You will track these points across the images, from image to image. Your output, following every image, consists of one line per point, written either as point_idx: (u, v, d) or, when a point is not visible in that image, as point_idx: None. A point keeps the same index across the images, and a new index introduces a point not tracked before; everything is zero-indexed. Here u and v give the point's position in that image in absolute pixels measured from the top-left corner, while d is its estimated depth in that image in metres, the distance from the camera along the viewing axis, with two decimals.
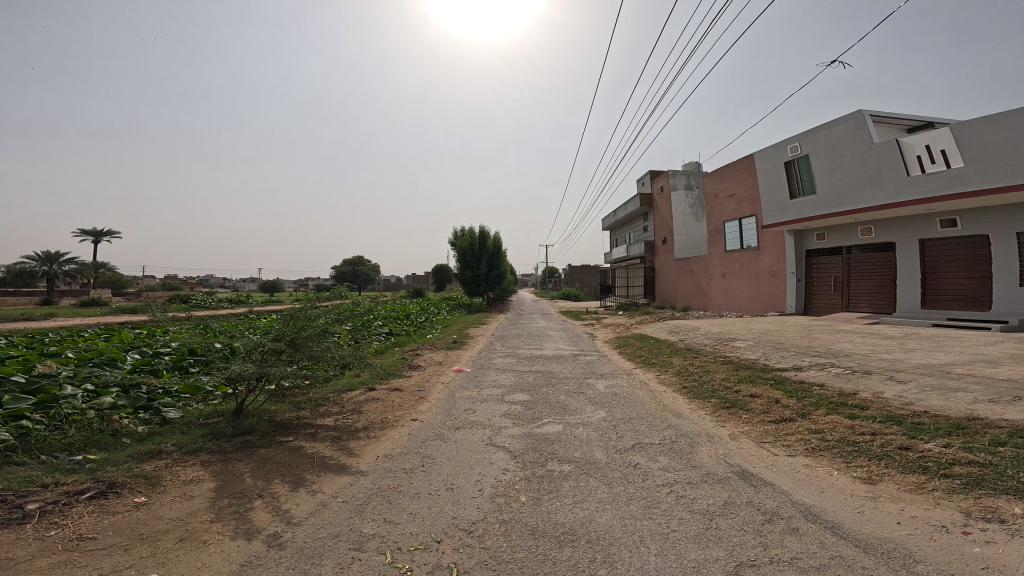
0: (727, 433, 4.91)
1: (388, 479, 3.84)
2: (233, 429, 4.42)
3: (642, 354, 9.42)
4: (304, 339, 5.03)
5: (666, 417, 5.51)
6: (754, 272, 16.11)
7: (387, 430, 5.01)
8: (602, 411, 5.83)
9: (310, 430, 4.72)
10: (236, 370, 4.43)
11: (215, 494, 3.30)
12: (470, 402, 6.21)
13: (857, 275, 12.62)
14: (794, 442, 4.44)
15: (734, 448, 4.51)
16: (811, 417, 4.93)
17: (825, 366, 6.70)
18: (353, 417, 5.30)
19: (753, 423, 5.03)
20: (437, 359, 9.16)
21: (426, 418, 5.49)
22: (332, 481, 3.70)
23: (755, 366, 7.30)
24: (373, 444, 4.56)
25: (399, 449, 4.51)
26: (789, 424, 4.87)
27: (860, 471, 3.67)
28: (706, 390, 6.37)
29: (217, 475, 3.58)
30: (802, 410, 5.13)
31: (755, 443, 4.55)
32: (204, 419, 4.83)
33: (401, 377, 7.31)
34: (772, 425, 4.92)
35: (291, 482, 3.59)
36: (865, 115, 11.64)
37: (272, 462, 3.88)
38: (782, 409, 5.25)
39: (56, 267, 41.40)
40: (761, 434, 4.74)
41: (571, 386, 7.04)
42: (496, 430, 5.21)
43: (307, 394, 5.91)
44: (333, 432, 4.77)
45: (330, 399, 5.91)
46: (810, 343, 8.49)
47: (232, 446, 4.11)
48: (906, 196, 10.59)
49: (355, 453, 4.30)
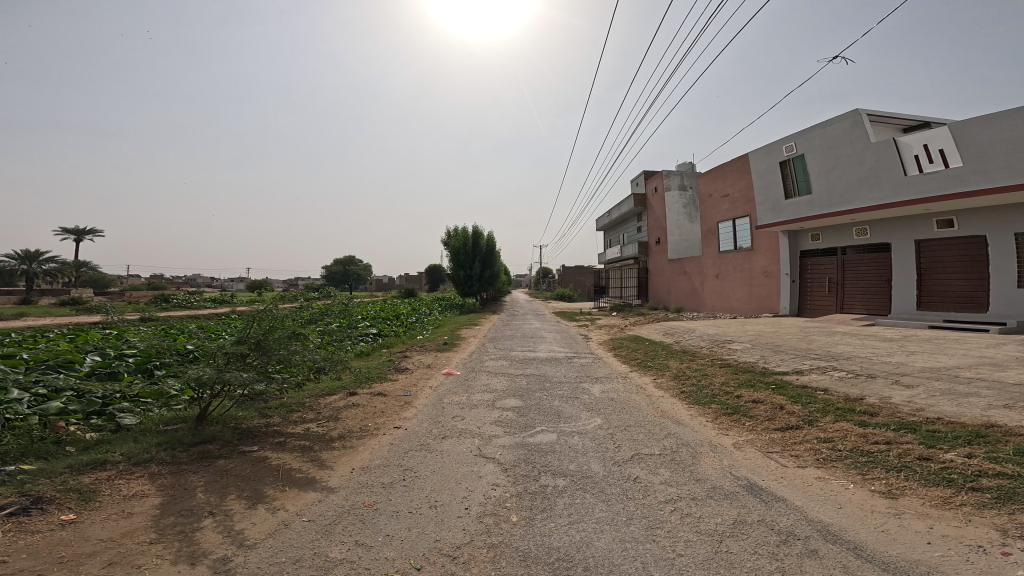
0: (731, 442, 4.64)
1: (363, 496, 3.48)
2: (193, 438, 4.03)
3: (637, 356, 9.16)
4: (272, 342, 4.67)
5: (665, 425, 5.23)
6: (748, 273, 15.98)
7: (366, 439, 4.65)
8: (598, 417, 5.53)
9: (279, 440, 4.34)
10: (193, 376, 4.05)
11: (158, 512, 2.92)
12: (459, 408, 5.87)
13: (851, 275, 12.52)
14: (803, 452, 4.18)
15: (739, 460, 4.23)
16: (819, 424, 4.68)
17: (827, 369, 6.47)
18: (329, 425, 4.93)
19: (758, 431, 4.77)
20: (426, 362, 8.81)
21: (410, 425, 5.14)
22: (298, 497, 3.33)
23: (755, 369, 7.08)
24: (349, 456, 4.20)
25: (377, 462, 4.15)
26: (796, 431, 4.62)
27: (878, 484, 3.43)
28: (705, 395, 6.11)
29: (164, 490, 3.19)
30: (809, 417, 4.88)
31: (762, 453, 4.29)
32: (164, 426, 4.45)
33: (387, 381, 6.95)
34: (778, 433, 4.66)
35: (250, 498, 3.22)
36: (862, 114, 11.53)
37: (231, 475, 3.50)
38: (786, 416, 5.01)
39: (35, 266, 39.95)
40: (767, 443, 4.48)
41: (565, 391, 6.73)
42: (486, 439, 4.87)
43: (281, 399, 5.52)
44: (306, 441, 4.39)
45: (306, 404, 5.52)
46: (809, 345, 8.30)
47: (187, 457, 3.71)
48: (903, 196, 10.52)
49: (328, 465, 3.93)
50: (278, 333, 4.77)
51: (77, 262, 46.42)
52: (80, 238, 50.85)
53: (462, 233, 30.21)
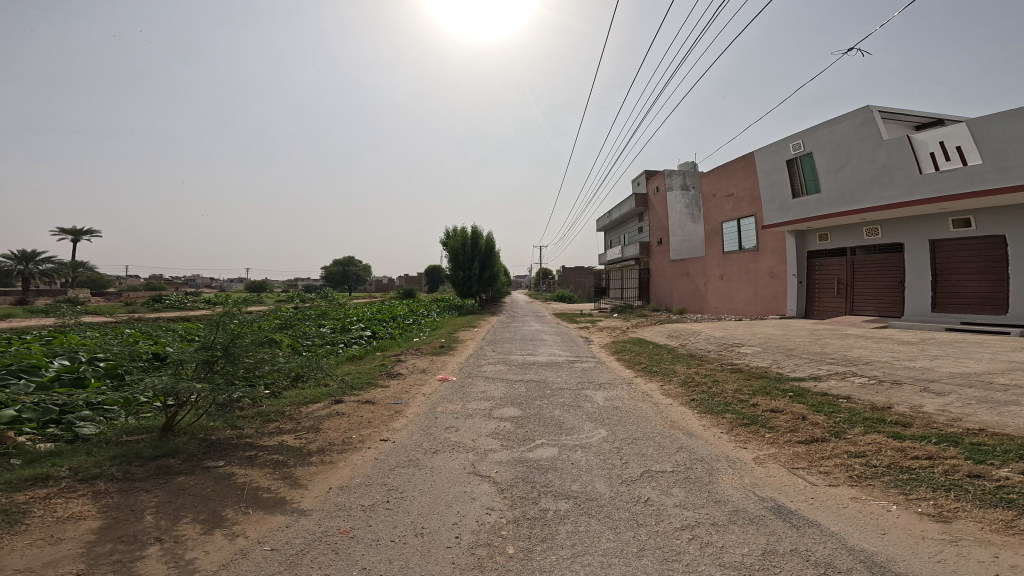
0: (751, 456, 4.24)
1: (338, 520, 3.08)
2: (153, 451, 3.63)
3: (641, 360, 8.75)
4: (241, 348, 4.28)
5: (676, 437, 4.84)
6: (753, 273, 15.57)
7: (348, 453, 4.24)
8: (604, 429, 5.13)
9: (250, 453, 3.94)
10: (151, 386, 3.66)
11: (92, 538, 2.52)
12: (453, 418, 5.46)
13: (861, 276, 12.12)
14: (832, 469, 3.79)
15: (762, 477, 3.83)
16: (847, 437, 4.28)
17: (847, 375, 6.07)
18: (310, 436, 4.53)
19: (780, 444, 4.38)
20: (421, 366, 8.39)
21: (399, 438, 4.73)
22: (263, 521, 2.94)
23: (768, 375, 6.66)
24: (327, 473, 3.79)
25: (357, 480, 3.74)
26: (822, 445, 4.23)
27: (926, 506, 3.10)
28: (718, 404, 5.70)
29: (107, 512, 2.79)
30: (835, 428, 4.49)
31: (787, 470, 3.89)
32: (127, 436, 4.07)
33: (378, 388, 6.55)
34: (802, 447, 4.26)
35: (206, 521, 2.83)
36: (873, 110, 11.16)
37: (188, 495, 3.10)
38: (810, 428, 4.60)
39: (31, 266, 39.39)
40: (791, 458, 4.08)
41: (567, 398, 6.32)
42: (482, 454, 4.47)
43: (258, 408, 5.13)
44: (279, 456, 3.99)
45: (286, 413, 5.12)
46: (823, 348, 7.89)
47: (143, 473, 3.32)
48: (918, 194, 10.11)
49: (302, 484, 3.53)
50: (248, 338, 4.38)
51: (74, 262, 45.93)
52: (78, 238, 50.53)
53: (461, 232, 29.85)
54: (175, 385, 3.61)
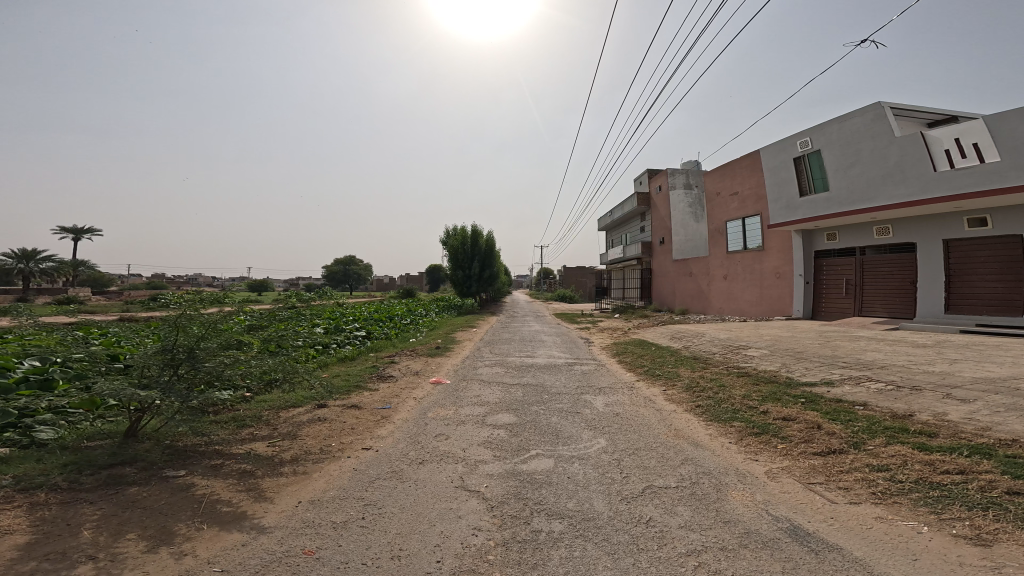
0: (763, 470, 3.91)
1: (303, 539, 2.77)
2: (109, 459, 3.35)
3: (643, 363, 8.41)
4: (205, 349, 3.97)
5: (681, 448, 4.51)
6: (758, 274, 15.20)
7: (324, 463, 3.94)
8: (603, 438, 4.81)
9: (216, 462, 3.64)
10: (102, 390, 3.35)
11: (15, 557, 2.27)
12: (444, 425, 5.15)
13: (871, 276, 11.74)
14: (853, 485, 3.46)
15: (776, 494, 3.50)
16: (867, 449, 3.95)
17: (861, 380, 5.73)
18: (285, 444, 4.22)
19: (795, 457, 4.04)
20: (414, 368, 8.07)
21: (383, 447, 4.41)
22: (217, 539, 2.64)
23: (778, 380, 6.31)
24: (299, 485, 3.49)
25: (331, 493, 3.43)
26: (840, 457, 3.90)
27: (962, 527, 2.76)
28: (725, 411, 5.37)
29: (39, 526, 2.52)
30: (853, 439, 4.15)
31: (802, 486, 3.56)
32: (86, 441, 3.79)
33: (366, 392, 6.24)
34: (818, 459, 3.93)
35: (151, 538, 2.55)
36: (885, 106, 10.79)
37: (137, 508, 2.82)
38: (826, 438, 4.27)
39: (31, 265, 39.12)
40: (807, 472, 3.75)
41: (565, 404, 6.00)
42: (471, 465, 4.15)
43: (234, 413, 4.83)
44: (248, 465, 3.69)
45: (262, 419, 4.82)
46: (834, 351, 7.53)
47: (92, 482, 3.03)
48: (932, 193, 9.75)
49: (268, 497, 3.24)
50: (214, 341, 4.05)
51: (74, 261, 45.62)
52: (79, 237, 50.52)
53: (461, 232, 29.52)
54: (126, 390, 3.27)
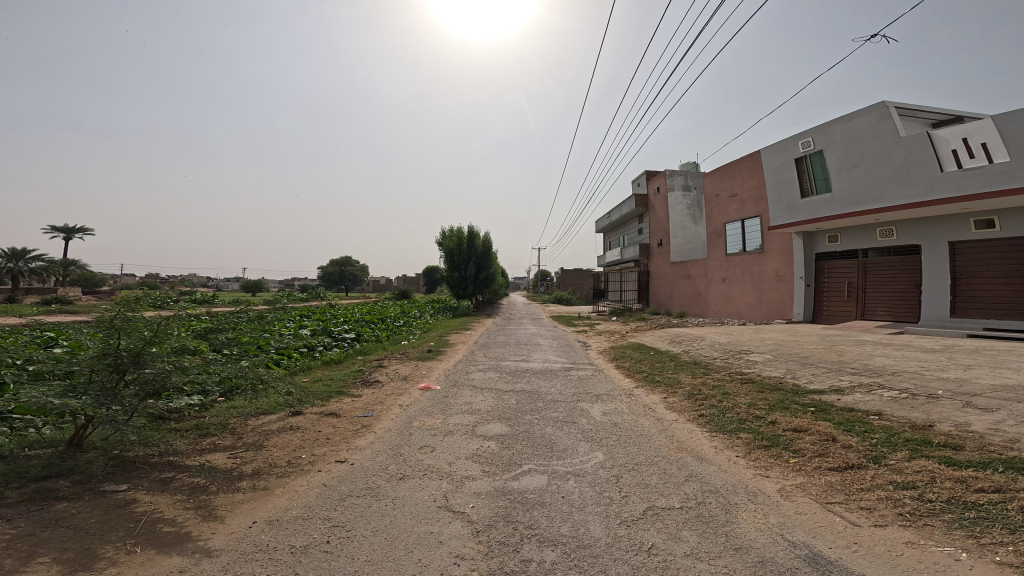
0: (776, 488, 3.58)
1: (250, 567, 2.46)
2: (39, 473, 3.04)
3: (642, 369, 8.08)
4: (153, 354, 3.58)
5: (684, 462, 4.20)
6: (758, 276, 14.96)
7: (290, 478, 3.59)
8: (600, 451, 4.48)
9: (165, 476, 3.32)
10: (21, 399, 2.96)
11: None
12: (431, 435, 4.80)
13: (874, 279, 11.50)
14: (876, 504, 3.14)
15: (791, 516, 3.17)
16: (889, 464, 3.63)
17: (873, 388, 5.43)
18: (249, 455, 3.89)
19: (810, 473, 3.72)
20: (402, 373, 7.68)
21: (362, 460, 4.06)
22: (146, 569, 2.34)
23: (784, 387, 6.00)
24: (257, 502, 3.17)
25: (294, 512, 3.10)
26: (859, 474, 3.58)
27: (1007, 554, 2.44)
28: (730, 421, 5.05)
29: None
30: (873, 453, 3.83)
31: (819, 505, 3.25)
32: (24, 448, 3.47)
33: (347, 398, 5.87)
34: (836, 475, 3.62)
35: (66, 564, 2.29)
36: (889, 106, 10.58)
37: (60, 527, 2.57)
38: (842, 452, 3.95)
39: (20, 265, 38.26)
40: (825, 491, 3.42)
41: (561, 413, 5.66)
42: (457, 482, 3.81)
43: (196, 422, 4.47)
44: (202, 479, 3.38)
45: (227, 428, 4.45)
46: (840, 357, 7.23)
47: (15, 498, 2.77)
48: (938, 194, 9.53)
49: (218, 516, 2.93)
50: (160, 347, 3.65)
51: (65, 261, 44.73)
52: (70, 237, 49.83)
53: (457, 233, 29.12)
54: (45, 400, 2.88)
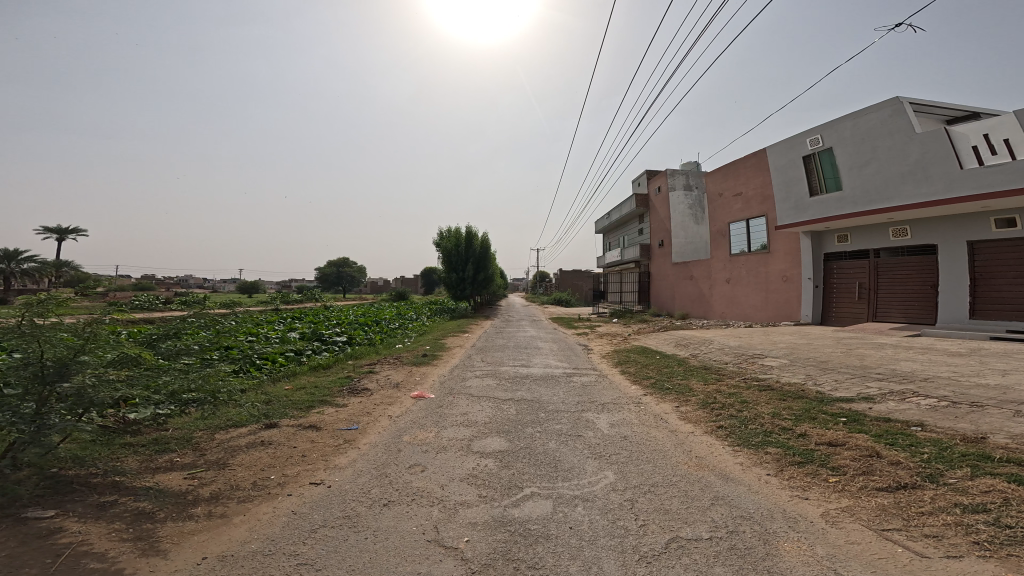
0: (819, 513, 3.13)
1: None
2: None
3: (650, 375, 7.60)
4: (83, 363, 3.08)
5: (707, 482, 3.74)
6: (764, 277, 14.53)
7: (252, 504, 3.11)
8: (611, 471, 4.01)
9: (104, 500, 2.87)
10: None
11: None
12: (422, 452, 4.33)
13: (887, 279, 11.10)
14: (944, 531, 2.70)
15: (842, 547, 2.72)
16: (950, 484, 3.18)
17: (907, 396, 5.01)
18: (209, 475, 3.42)
19: (856, 495, 3.27)
20: (394, 380, 7.18)
21: (342, 482, 3.59)
22: None
23: (808, 395, 5.55)
24: (210, 534, 2.71)
25: (253, 547, 2.65)
26: (914, 495, 3.14)
27: None
28: (753, 434, 4.59)
29: None
30: (928, 471, 3.38)
31: (873, 534, 2.80)
32: None
33: (331, 409, 5.38)
34: (888, 497, 3.18)
35: None
36: (903, 101, 10.18)
37: None
38: (890, 469, 3.50)
39: (12, 266, 37.30)
40: (876, 517, 2.97)
41: (565, 424, 5.21)
42: (453, 508, 3.34)
43: (153, 437, 3.97)
44: (147, 504, 2.91)
45: (189, 442, 3.96)
46: (862, 361, 6.78)
47: None
48: (957, 191, 9.13)
49: (162, 551, 2.50)
50: (88, 357, 3.14)
51: (58, 261, 43.91)
52: (63, 237, 49.10)
53: (456, 233, 28.69)
54: None
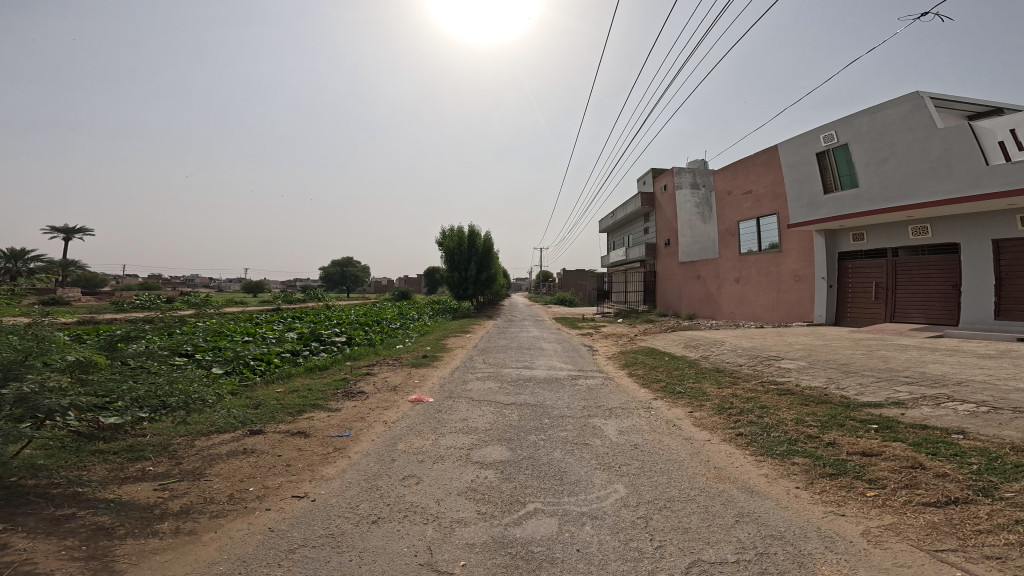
0: (860, 531, 2.80)
1: None
2: None
3: (660, 378, 7.24)
4: (33, 367, 2.82)
5: (730, 496, 3.41)
6: (775, 276, 14.09)
7: (226, 519, 2.82)
8: (622, 484, 3.68)
9: (59, 514, 2.59)
10: None
11: None
12: (419, 462, 4.03)
13: (906, 278, 10.68)
14: (1008, 553, 2.39)
15: (889, 571, 2.40)
16: (1009, 500, 2.84)
17: (943, 401, 4.66)
18: (181, 486, 3.14)
19: (899, 511, 2.95)
20: (392, 383, 6.87)
21: (328, 495, 3.29)
22: None
23: (831, 399, 5.20)
24: (174, 554, 2.42)
25: (220, 569, 2.35)
26: (968, 511, 2.82)
27: None
28: (775, 442, 4.25)
29: None
30: (982, 486, 3.03)
31: (928, 557, 2.47)
32: None
33: (323, 414, 5.10)
34: (938, 514, 2.85)
35: None
36: (924, 96, 9.77)
37: None
38: (937, 483, 3.17)
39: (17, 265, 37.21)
40: (927, 538, 2.64)
41: (571, 432, 4.89)
42: (452, 526, 3.05)
43: (125, 445, 3.70)
44: (108, 519, 2.63)
45: (164, 450, 3.69)
46: (887, 364, 6.39)
47: None
48: (983, 188, 8.72)
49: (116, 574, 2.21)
50: (38, 363, 2.89)
51: (64, 261, 44.06)
52: (70, 236, 49.31)
53: (457, 233, 28.32)
54: None
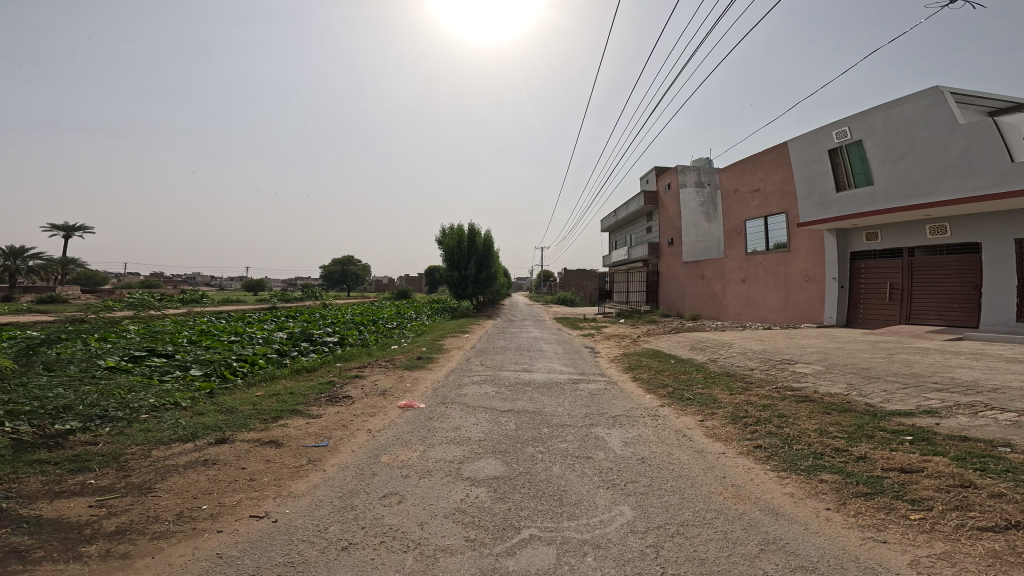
0: (908, 562, 2.39)
1: None
2: None
3: (667, 383, 6.81)
4: None
5: (752, 519, 3.00)
6: (784, 276, 13.63)
7: (169, 543, 2.43)
8: (628, 506, 3.27)
9: None
10: None
11: None
12: (403, 477, 3.63)
13: (923, 279, 10.24)
14: None
15: None
16: None
17: (981, 411, 4.23)
18: (121, 503, 2.74)
19: (951, 537, 2.54)
20: (382, 387, 6.46)
21: (293, 517, 2.87)
22: None
23: (855, 408, 4.78)
24: None
25: None
26: None
27: None
28: (798, 456, 3.84)
29: None
30: None
31: None
32: None
33: (302, 421, 4.69)
34: (999, 542, 2.44)
35: None
36: (944, 91, 9.35)
37: None
38: (992, 505, 2.76)
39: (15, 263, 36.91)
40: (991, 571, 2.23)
41: (572, 443, 4.48)
42: (432, 555, 2.64)
43: (68, 454, 3.30)
44: (21, 542, 2.23)
45: (111, 460, 3.29)
46: (911, 368, 5.96)
47: None
48: (1009, 185, 8.26)
49: None
50: None
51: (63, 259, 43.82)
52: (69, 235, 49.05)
53: (457, 232, 27.89)
54: None
